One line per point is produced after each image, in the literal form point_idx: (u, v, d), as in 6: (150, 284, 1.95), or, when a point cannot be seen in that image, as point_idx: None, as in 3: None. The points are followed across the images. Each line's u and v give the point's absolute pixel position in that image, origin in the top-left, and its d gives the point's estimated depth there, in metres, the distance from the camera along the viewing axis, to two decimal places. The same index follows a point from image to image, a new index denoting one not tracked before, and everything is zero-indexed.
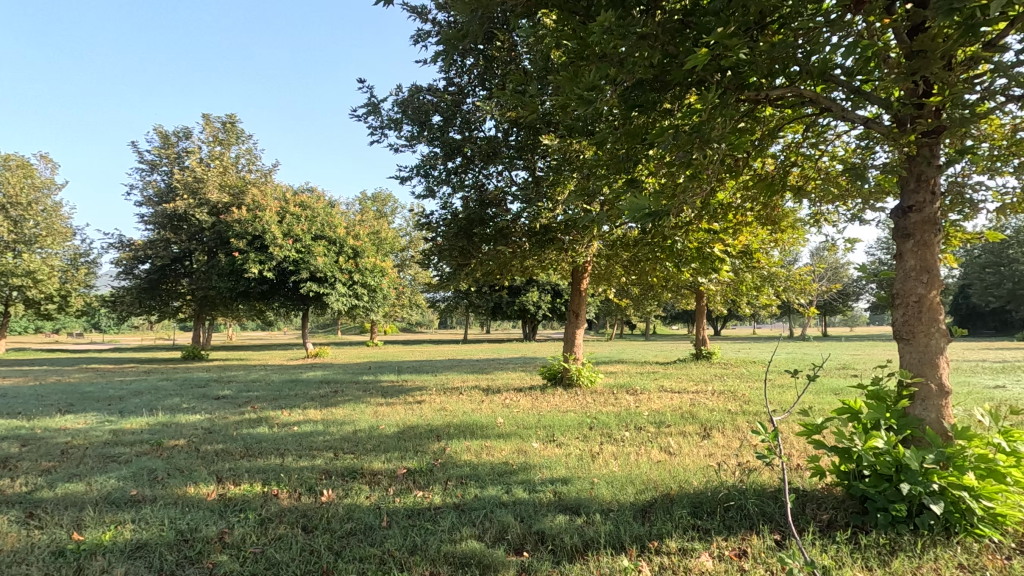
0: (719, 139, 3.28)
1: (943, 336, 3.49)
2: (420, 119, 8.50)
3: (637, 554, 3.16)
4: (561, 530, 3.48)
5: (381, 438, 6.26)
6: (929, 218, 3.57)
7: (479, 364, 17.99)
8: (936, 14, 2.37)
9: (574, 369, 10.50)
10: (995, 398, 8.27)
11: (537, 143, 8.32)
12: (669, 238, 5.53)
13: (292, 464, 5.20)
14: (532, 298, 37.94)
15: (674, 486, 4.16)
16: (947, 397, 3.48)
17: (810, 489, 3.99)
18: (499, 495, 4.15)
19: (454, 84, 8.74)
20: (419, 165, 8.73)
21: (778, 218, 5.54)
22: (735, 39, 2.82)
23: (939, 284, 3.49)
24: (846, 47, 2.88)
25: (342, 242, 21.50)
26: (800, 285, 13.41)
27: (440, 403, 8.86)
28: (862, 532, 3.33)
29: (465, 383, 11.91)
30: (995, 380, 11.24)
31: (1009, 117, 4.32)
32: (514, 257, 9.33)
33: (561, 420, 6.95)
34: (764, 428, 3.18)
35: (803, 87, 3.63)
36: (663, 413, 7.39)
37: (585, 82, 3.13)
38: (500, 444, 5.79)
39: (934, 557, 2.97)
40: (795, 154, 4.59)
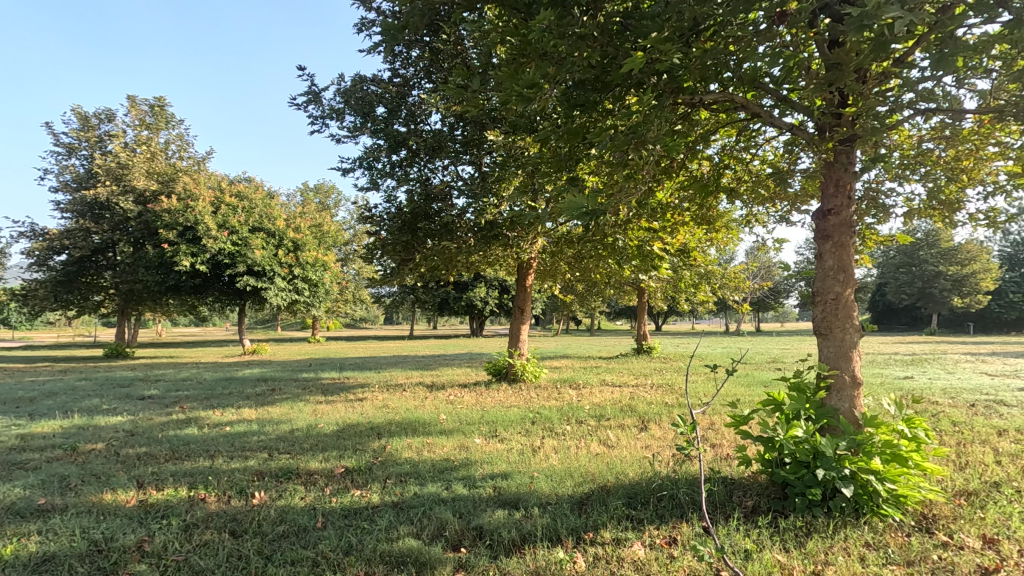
0: (655, 140, 3.38)
1: (855, 331, 3.77)
2: (364, 109, 8.30)
3: (573, 546, 3.23)
4: (499, 524, 3.50)
5: (319, 437, 6.08)
6: (845, 220, 3.83)
7: (425, 360, 17.80)
8: (849, 30, 2.53)
9: (518, 364, 10.59)
10: (903, 389, 9.00)
11: (483, 138, 8.33)
12: (610, 234, 5.66)
13: (223, 466, 4.99)
14: (479, 293, 37.95)
15: (611, 478, 4.27)
16: (858, 388, 3.73)
17: (738, 477, 4.20)
18: (439, 492, 4.13)
19: (400, 75, 8.59)
20: (362, 157, 8.53)
21: (713, 218, 5.76)
22: (670, 45, 2.90)
23: (853, 283, 3.75)
24: (771, 57, 3.03)
25: (281, 234, 20.73)
26: (734, 282, 14.05)
27: (382, 400, 8.71)
28: (782, 515, 3.53)
29: (409, 379, 11.77)
30: (905, 372, 12.16)
31: (916, 129, 4.70)
32: (460, 252, 9.25)
33: (503, 416, 6.99)
34: (685, 420, 3.31)
35: (735, 93, 3.80)
36: (604, 406, 7.59)
37: (525, 79, 3.17)
38: (442, 441, 5.77)
39: (844, 537, 3.19)
40: (728, 157, 4.79)
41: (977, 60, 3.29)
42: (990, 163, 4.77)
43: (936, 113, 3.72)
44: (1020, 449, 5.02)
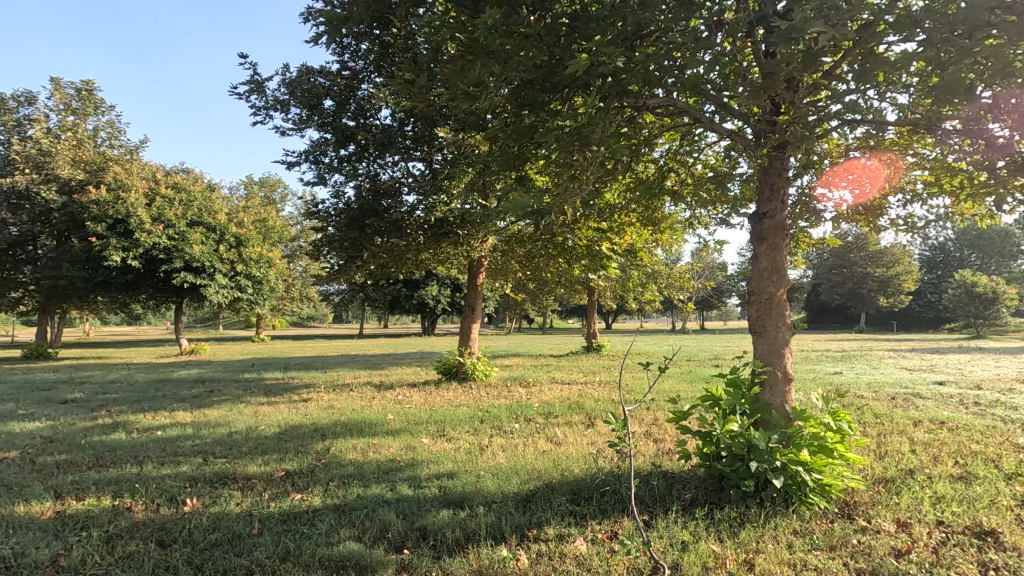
0: (599, 142, 3.45)
1: (787, 329, 3.96)
2: (310, 102, 8.06)
3: (516, 544, 3.25)
4: (443, 524, 3.48)
5: (259, 440, 5.87)
6: (779, 223, 4.03)
7: (375, 359, 17.48)
8: (779, 42, 2.64)
9: (468, 363, 10.56)
10: (831, 384, 9.55)
11: (434, 135, 8.26)
12: (560, 233, 5.74)
13: (152, 473, 4.72)
14: (431, 291, 37.66)
15: (556, 474, 4.33)
16: (790, 383, 3.92)
17: (678, 471, 4.34)
18: (383, 493, 4.06)
19: (348, 68, 8.38)
20: (308, 151, 8.27)
21: (659, 219, 5.91)
22: (613, 49, 2.96)
23: (786, 284, 3.94)
24: (709, 65, 3.13)
25: (222, 229, 19.87)
26: (679, 281, 14.50)
27: (327, 401, 8.49)
28: (717, 507, 3.67)
29: (357, 379, 11.50)
30: (836, 367, 12.90)
31: (844, 138, 4.99)
32: (409, 250, 9.12)
33: (452, 415, 6.94)
34: (619, 417, 3.37)
35: (678, 98, 3.91)
36: (552, 404, 7.66)
37: (470, 78, 3.16)
38: (389, 441, 5.66)
39: (774, 526, 3.34)
40: (672, 161, 4.95)
41: (896, 76, 3.51)
42: (909, 172, 5.12)
43: (861, 124, 3.95)
44: (932, 438, 5.42)
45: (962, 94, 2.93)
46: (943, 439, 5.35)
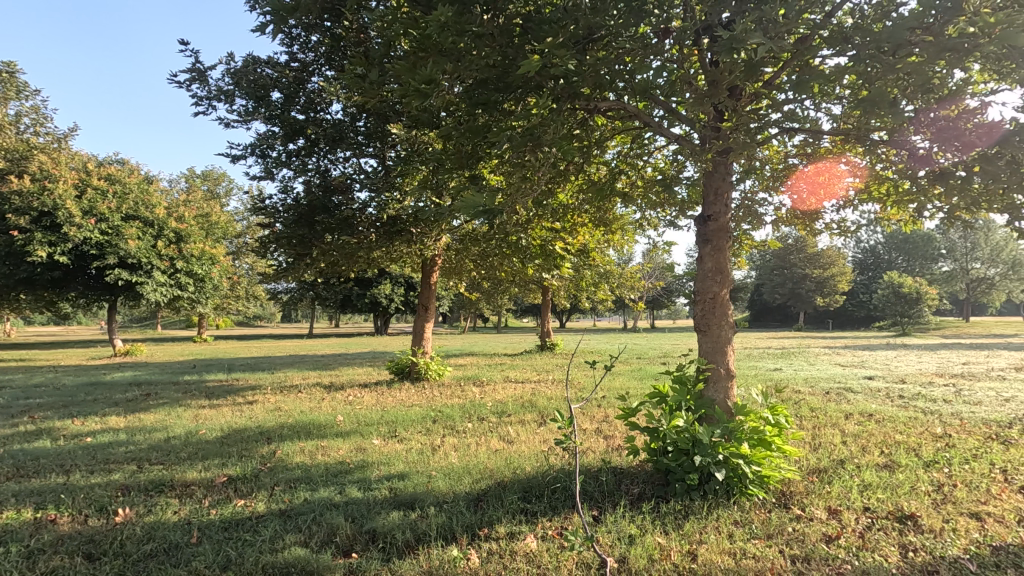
0: (551, 143, 3.49)
1: (729, 328, 4.11)
2: (257, 93, 7.76)
3: (467, 543, 3.24)
4: (393, 526, 3.43)
5: (200, 445, 5.62)
6: (722, 226, 4.19)
7: (325, 360, 17.04)
8: (721, 51, 2.75)
9: (421, 362, 10.46)
10: (771, 380, 10.00)
11: (387, 131, 8.13)
12: (514, 232, 5.78)
13: (80, 483, 4.44)
14: (384, 290, 37.08)
15: (508, 473, 4.35)
16: (731, 380, 4.08)
17: (627, 466, 4.44)
18: (331, 497, 3.97)
19: (297, 60, 8.14)
20: (254, 144, 7.97)
21: (611, 220, 6.03)
22: (564, 52, 2.99)
23: (729, 284, 4.10)
24: (657, 71, 3.22)
25: (161, 223, 18.90)
26: (630, 281, 14.85)
27: (273, 403, 8.22)
28: (663, 500, 3.78)
29: (306, 380, 11.17)
30: (776, 364, 13.53)
31: (783, 146, 5.26)
32: (360, 248, 8.94)
33: (404, 415, 6.86)
34: (564, 415, 3.40)
35: (629, 102, 4.01)
36: (505, 403, 7.70)
37: (422, 75, 3.14)
38: (338, 443, 5.53)
39: (715, 517, 3.47)
40: (623, 163, 5.07)
41: (830, 88, 3.72)
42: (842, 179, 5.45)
43: (798, 132, 4.16)
44: (861, 430, 5.77)
45: (887, 107, 3.13)
46: (871, 430, 5.70)
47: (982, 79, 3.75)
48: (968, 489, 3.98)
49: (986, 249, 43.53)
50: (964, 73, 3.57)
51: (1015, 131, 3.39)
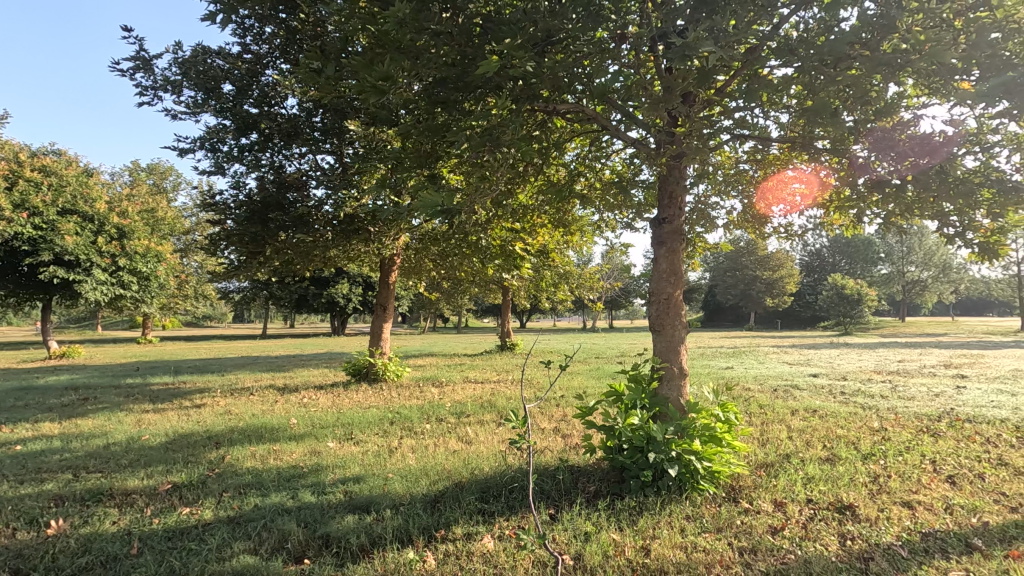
0: (509, 143, 3.50)
1: (682, 328, 4.22)
2: (206, 84, 7.48)
3: (424, 545, 3.22)
4: (348, 530, 3.37)
5: (142, 451, 5.36)
6: (676, 228, 4.31)
7: (279, 361, 16.56)
8: (675, 58, 2.83)
9: (379, 363, 10.30)
10: (722, 378, 10.32)
11: (344, 127, 7.97)
12: (474, 232, 5.78)
13: (7, 494, 4.16)
14: (342, 289, 36.34)
15: (465, 474, 4.34)
16: (684, 378, 4.18)
17: (584, 465, 4.50)
18: (283, 502, 3.86)
19: (250, 51, 7.89)
20: (203, 137, 7.67)
21: (570, 221, 6.09)
22: (523, 54, 3.01)
23: (682, 285, 4.22)
24: (614, 76, 3.28)
25: (102, 219, 17.95)
26: (589, 281, 15.04)
27: (223, 406, 7.93)
28: (618, 497, 3.86)
29: (258, 382, 10.82)
30: (728, 362, 13.98)
31: (735, 152, 5.45)
32: (316, 246, 8.73)
33: (361, 417, 6.73)
34: (518, 415, 3.39)
35: (586, 105, 4.06)
36: (464, 403, 7.68)
37: (379, 72, 3.10)
38: (291, 447, 5.38)
39: (668, 512, 3.56)
40: (581, 165, 5.14)
41: (777, 97, 3.88)
42: None
43: (748, 139, 4.31)
44: (805, 425, 6.03)
45: (829, 117, 3.29)
46: (814, 425, 5.97)
47: (915, 93, 3.98)
48: (901, 479, 4.22)
49: (920, 253, 46.22)
50: (900, 87, 3.79)
51: (944, 143, 3.62)
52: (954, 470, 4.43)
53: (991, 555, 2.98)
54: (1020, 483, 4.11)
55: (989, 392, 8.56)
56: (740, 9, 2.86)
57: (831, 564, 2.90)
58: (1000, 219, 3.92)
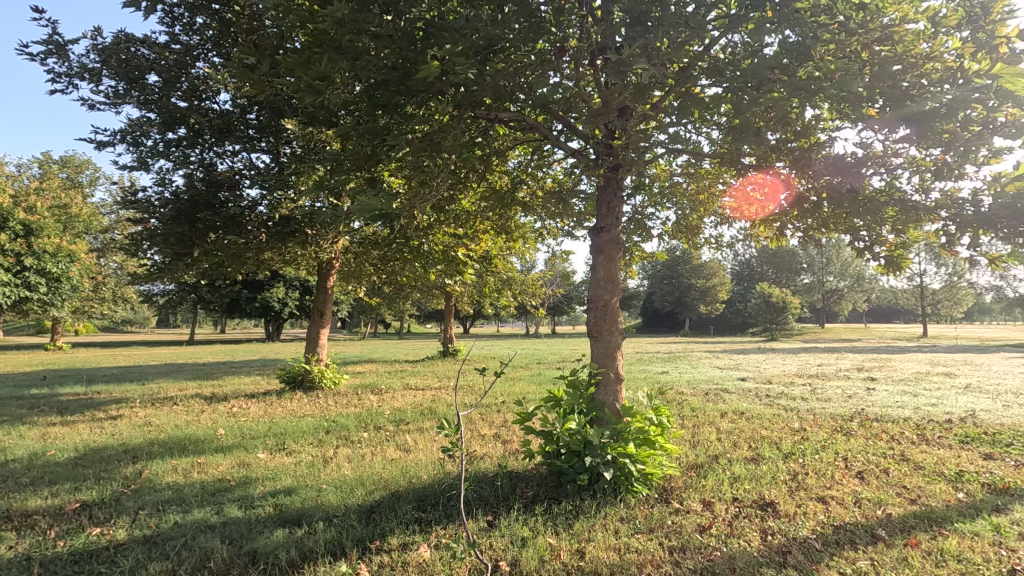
0: (450, 149, 3.50)
1: (619, 333, 4.34)
2: (129, 74, 7.04)
3: (357, 557, 3.13)
4: (277, 546, 3.23)
5: (47, 468, 4.92)
6: (614, 237, 4.43)
7: (207, 368, 15.68)
8: (612, 73, 2.92)
9: (315, 370, 9.96)
10: (657, 383, 10.68)
11: (281, 126, 7.71)
12: (415, 237, 5.71)
13: None
14: (277, 293, 34.95)
15: (403, 482, 4.27)
16: (620, 383, 4.30)
17: (522, 470, 4.53)
18: (207, 518, 3.66)
19: (179, 42, 7.50)
20: (124, 130, 7.21)
21: (512, 228, 6.15)
22: (464, 61, 3.02)
23: (618, 292, 4.34)
24: (553, 86, 3.35)
25: (5, 214, 16.45)
26: (532, 288, 15.20)
27: (142, 418, 7.42)
28: (555, 501, 3.91)
29: (183, 391, 10.20)
30: (664, 367, 14.48)
31: (669, 165, 5.69)
32: (249, 248, 8.35)
33: (294, 426, 6.49)
34: (453, 423, 3.35)
35: (528, 114, 4.12)
36: (404, 410, 7.56)
37: (316, 71, 3.02)
38: (217, 459, 5.11)
39: (603, 514, 3.64)
40: (523, 172, 5.20)
41: (707, 115, 4.08)
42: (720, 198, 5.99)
43: (681, 152, 4.50)
44: (733, 427, 6.34)
45: (752, 136, 3.49)
46: (741, 427, 6.28)
47: (830, 117, 4.30)
48: (817, 476, 4.51)
49: (837, 264, 49.76)
50: (816, 110, 4.08)
51: (854, 164, 3.93)
52: (863, 466, 4.79)
53: (893, 543, 3.24)
54: (918, 476, 4.49)
55: (894, 393, 9.31)
56: (673, 30, 3.00)
57: (753, 558, 3.05)
58: (902, 235, 4.29)
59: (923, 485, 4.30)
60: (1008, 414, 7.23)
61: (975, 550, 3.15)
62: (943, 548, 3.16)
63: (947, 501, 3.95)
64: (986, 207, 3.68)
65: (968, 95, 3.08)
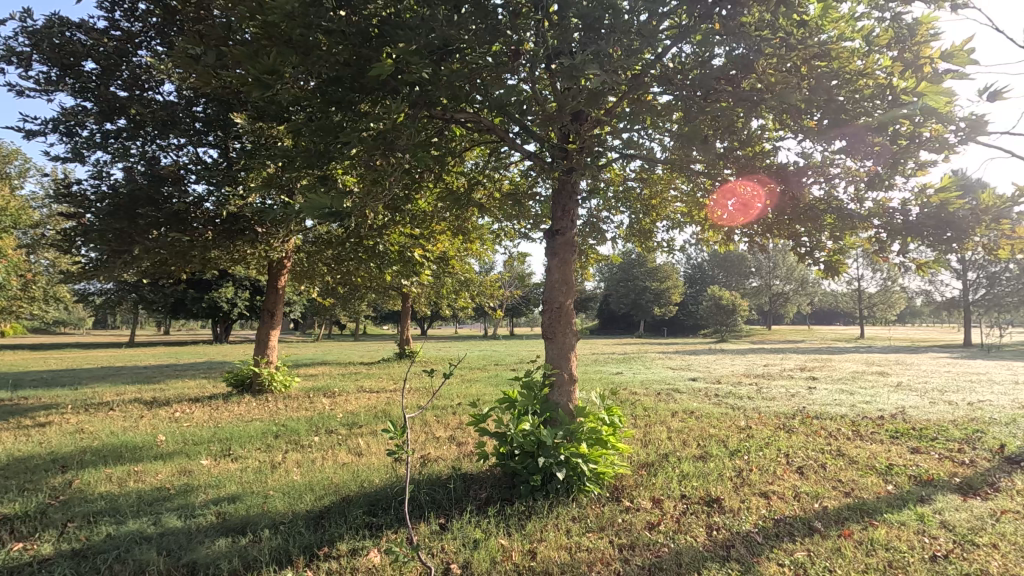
0: (405, 148, 3.46)
1: (573, 335, 4.39)
2: (63, 60, 6.66)
3: (304, 565, 3.06)
4: (218, 556, 3.11)
5: None
6: (569, 240, 4.49)
7: (147, 372, 14.90)
8: (567, 77, 2.96)
9: (264, 373, 9.64)
10: (612, 384, 10.87)
11: (229, 120, 7.45)
12: (369, 236, 5.61)
13: None
14: (226, 293, 33.67)
15: (353, 487, 4.18)
16: (574, 383, 4.35)
17: (476, 472, 4.52)
18: (143, 528, 3.48)
19: (119, 28, 7.15)
20: (56, 119, 6.78)
21: (469, 229, 6.13)
22: (418, 60, 3.00)
23: (573, 294, 4.39)
24: (510, 88, 3.37)
25: None
26: (490, 289, 15.21)
27: (74, 424, 6.99)
28: (508, 503, 3.92)
29: (120, 396, 9.66)
30: (618, 368, 14.74)
31: (624, 169, 5.80)
32: (194, 246, 7.99)
33: (241, 431, 6.25)
34: (399, 426, 3.27)
35: (484, 116, 4.12)
36: (357, 413, 7.41)
37: (264, 65, 2.94)
38: (156, 467, 4.87)
39: (556, 515, 3.67)
40: (480, 173, 5.21)
41: (660, 121, 4.19)
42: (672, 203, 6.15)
43: (635, 157, 4.59)
44: (683, 426, 6.53)
45: (701, 143, 3.60)
46: (691, 426, 6.48)
47: (774, 127, 4.49)
48: (760, 472, 4.69)
49: (783, 269, 52.00)
50: (762, 121, 4.26)
51: (796, 173, 4.11)
52: (803, 461, 5.02)
53: (828, 535, 3.41)
54: (853, 470, 4.74)
55: (833, 391, 9.81)
56: (626, 37, 3.07)
57: (698, 553, 3.15)
58: (840, 242, 4.52)
59: (857, 478, 4.54)
60: (934, 411, 7.72)
61: (901, 539, 3.34)
62: (874, 538, 3.34)
63: (878, 493, 4.18)
64: (914, 216, 3.91)
65: (897, 112, 3.26)
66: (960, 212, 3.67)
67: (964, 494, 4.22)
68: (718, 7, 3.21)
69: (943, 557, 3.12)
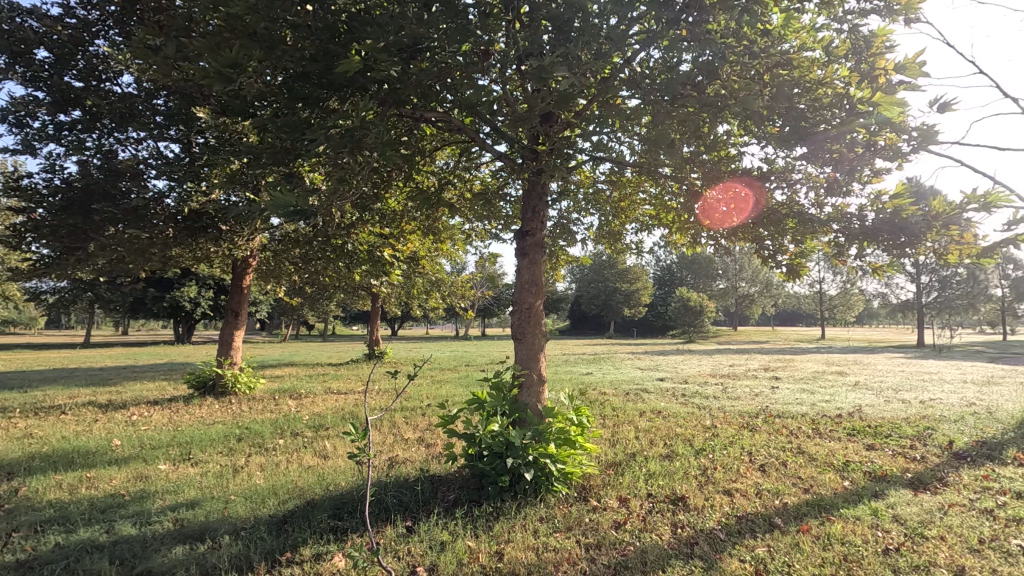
0: (373, 146, 3.42)
1: (542, 335, 4.42)
2: (13, 48, 6.37)
3: (266, 571, 2.99)
4: (175, 564, 3.01)
5: None
6: (538, 241, 4.55)
7: (103, 374, 14.33)
8: (536, 79, 2.98)
9: (227, 375, 9.38)
10: (581, 384, 10.98)
11: (192, 113, 7.24)
12: (337, 235, 5.51)
13: None
14: (189, 292, 32.70)
15: (318, 490, 4.10)
16: (543, 384, 4.36)
17: (444, 473, 4.49)
18: (95, 536, 3.35)
19: (74, 15, 6.88)
20: (5, 109, 6.48)
21: (439, 229, 6.09)
22: (386, 57, 2.98)
23: (542, 294, 4.42)
24: (480, 88, 3.36)
25: None
26: (462, 290, 15.17)
27: (23, 429, 6.67)
28: (475, 504, 3.90)
29: (72, 399, 9.26)
30: (588, 368, 14.86)
31: (593, 171, 5.85)
32: (153, 244, 7.70)
33: (202, 434, 6.07)
34: (359, 428, 3.17)
35: (454, 115, 4.10)
36: (324, 415, 7.29)
37: (226, 58, 2.87)
38: (111, 473, 4.69)
39: (523, 515, 3.67)
40: (450, 173, 5.18)
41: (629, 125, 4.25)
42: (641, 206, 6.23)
43: (603, 159, 4.64)
44: (650, 425, 6.63)
45: (667, 146, 3.67)
46: (658, 426, 6.57)
47: (739, 133, 4.59)
48: (724, 470, 4.79)
49: (749, 271, 53.33)
50: (727, 126, 4.35)
51: (760, 178, 4.21)
52: (765, 459, 5.15)
53: (787, 530, 3.50)
54: (811, 468, 4.89)
55: (794, 390, 10.12)
56: (594, 40, 3.10)
57: (662, 551, 3.20)
58: (801, 245, 4.65)
59: (815, 475, 4.68)
60: (888, 408, 8.03)
61: (856, 533, 3.46)
62: (830, 533, 3.45)
63: (835, 489, 4.32)
64: (869, 221, 4.06)
65: (854, 121, 3.38)
66: (913, 217, 3.82)
67: (914, 488, 4.40)
68: (685, 13, 3.27)
69: (894, 549, 3.24)
